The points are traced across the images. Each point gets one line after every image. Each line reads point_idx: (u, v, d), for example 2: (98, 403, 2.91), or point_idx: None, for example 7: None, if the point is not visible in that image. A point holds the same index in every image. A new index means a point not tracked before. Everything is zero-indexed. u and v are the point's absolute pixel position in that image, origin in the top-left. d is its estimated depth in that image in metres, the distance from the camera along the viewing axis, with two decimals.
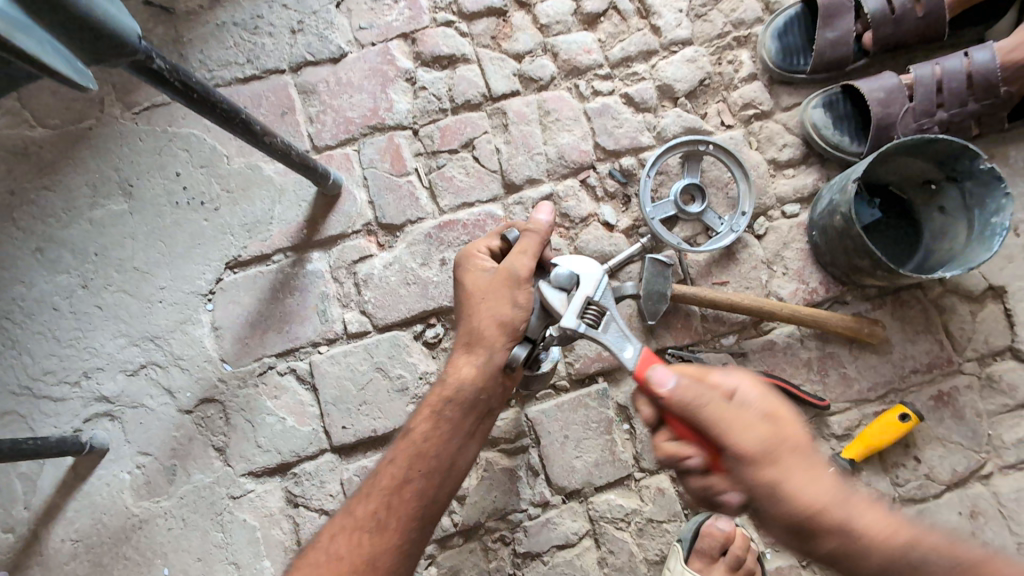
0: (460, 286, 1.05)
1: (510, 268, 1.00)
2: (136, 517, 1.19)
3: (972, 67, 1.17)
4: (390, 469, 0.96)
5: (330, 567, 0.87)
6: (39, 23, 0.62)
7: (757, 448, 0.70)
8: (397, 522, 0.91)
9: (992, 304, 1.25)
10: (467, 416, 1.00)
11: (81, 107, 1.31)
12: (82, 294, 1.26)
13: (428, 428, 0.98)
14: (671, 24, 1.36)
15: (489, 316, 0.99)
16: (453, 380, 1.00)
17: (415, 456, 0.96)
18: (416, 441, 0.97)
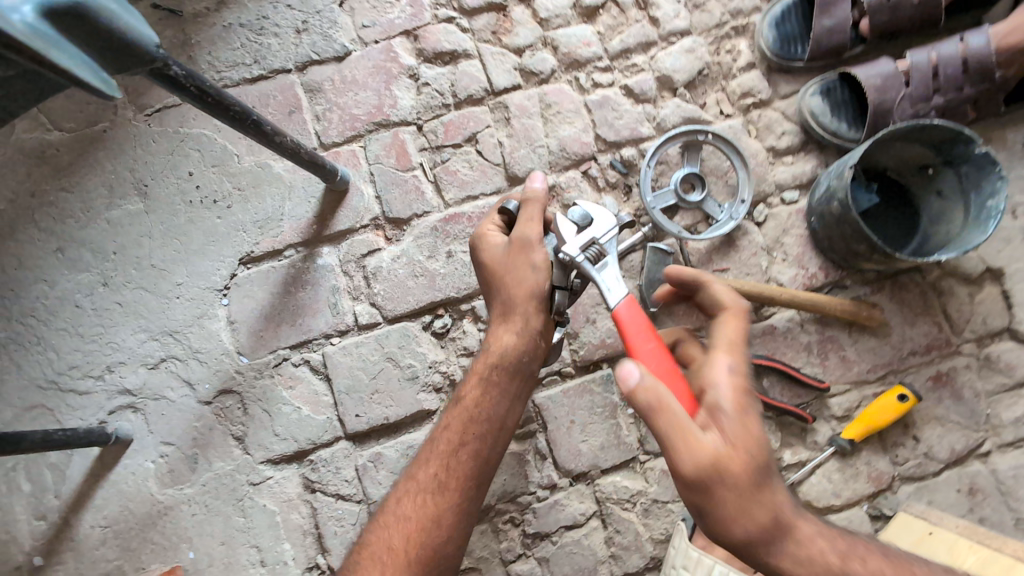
0: (480, 265, 1.07)
1: (524, 234, 1.03)
2: (162, 503, 1.25)
3: (967, 52, 1.19)
4: (447, 435, 1.03)
5: (400, 527, 0.97)
6: (69, 38, 0.66)
7: (694, 474, 0.79)
8: (457, 483, 0.99)
9: (989, 286, 1.27)
10: (514, 380, 1.04)
11: (96, 110, 1.35)
12: (102, 291, 1.31)
13: (478, 394, 1.04)
14: (669, 14, 1.38)
15: (517, 284, 1.02)
16: (495, 349, 1.04)
17: (469, 422, 1.02)
18: (468, 407, 1.03)
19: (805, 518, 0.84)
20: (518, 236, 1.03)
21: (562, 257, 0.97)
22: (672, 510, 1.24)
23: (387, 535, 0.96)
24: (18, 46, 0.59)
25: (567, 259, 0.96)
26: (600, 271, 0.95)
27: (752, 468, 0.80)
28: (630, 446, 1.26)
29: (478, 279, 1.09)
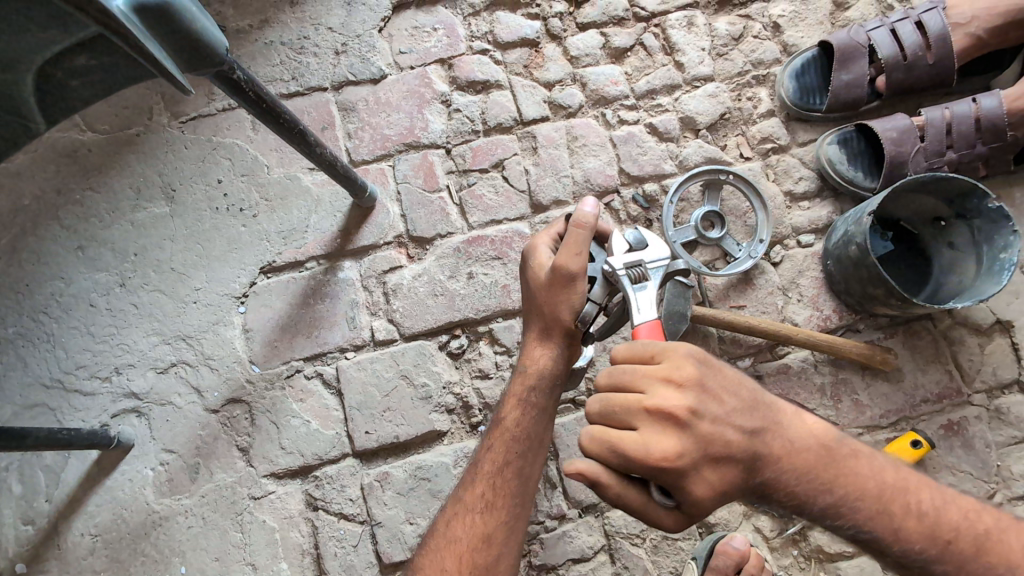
0: (525, 282, 1.07)
1: (564, 266, 0.97)
2: (158, 513, 1.21)
3: (980, 113, 1.25)
4: (491, 455, 1.01)
5: (450, 549, 0.94)
6: (154, 34, 0.70)
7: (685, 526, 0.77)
8: (504, 500, 0.97)
9: (999, 338, 1.29)
10: (551, 398, 1.04)
11: (131, 114, 1.37)
12: (119, 291, 1.30)
13: (518, 415, 1.03)
14: (694, 60, 1.44)
15: (552, 314, 1.01)
16: (532, 370, 1.05)
17: (511, 440, 1.01)
18: (510, 427, 1.02)
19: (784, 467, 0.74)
20: (558, 269, 0.98)
21: (605, 269, 0.97)
22: (683, 548, 1.22)
23: (439, 557, 0.94)
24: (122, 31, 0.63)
25: (609, 270, 0.96)
26: (638, 292, 0.93)
27: (727, 497, 0.74)
28: None
29: (523, 293, 1.10)
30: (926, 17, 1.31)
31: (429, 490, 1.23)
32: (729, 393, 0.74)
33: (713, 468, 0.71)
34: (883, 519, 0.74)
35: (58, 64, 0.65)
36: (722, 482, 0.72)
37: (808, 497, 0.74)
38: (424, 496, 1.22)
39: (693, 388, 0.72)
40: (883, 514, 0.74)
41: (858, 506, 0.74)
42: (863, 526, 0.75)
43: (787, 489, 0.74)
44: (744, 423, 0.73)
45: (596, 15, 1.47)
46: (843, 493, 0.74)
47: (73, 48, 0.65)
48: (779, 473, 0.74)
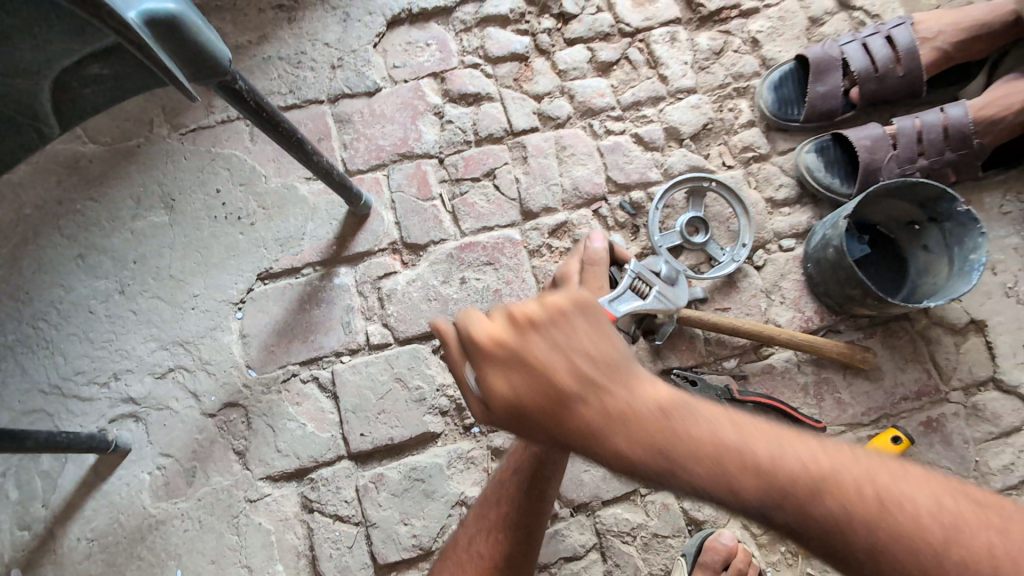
0: None
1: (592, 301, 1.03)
2: (154, 517, 1.22)
3: (947, 121, 1.31)
4: (516, 476, 1.08)
5: (471, 564, 1.00)
6: (164, 45, 0.74)
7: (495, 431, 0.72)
8: (524, 523, 1.03)
9: (974, 337, 1.33)
10: None
11: (132, 126, 1.41)
12: (118, 298, 1.32)
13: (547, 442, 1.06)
14: (677, 74, 1.50)
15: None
16: None
17: (534, 466, 1.06)
18: (535, 454, 1.07)
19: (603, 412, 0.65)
20: None
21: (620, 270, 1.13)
22: (673, 545, 1.24)
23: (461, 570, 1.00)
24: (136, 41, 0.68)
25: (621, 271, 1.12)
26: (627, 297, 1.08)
27: (530, 417, 0.68)
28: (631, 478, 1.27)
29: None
30: (895, 32, 1.38)
31: (423, 491, 1.25)
32: (580, 330, 0.70)
33: (531, 391, 0.67)
34: (717, 481, 0.61)
35: (72, 74, 0.69)
36: (539, 412, 0.67)
37: (628, 452, 0.64)
38: (418, 497, 1.24)
39: (547, 318, 0.70)
40: (727, 481, 0.61)
41: (689, 466, 0.62)
42: (700, 491, 0.62)
43: (611, 449, 0.64)
44: (581, 360, 0.68)
45: (583, 31, 1.53)
46: (680, 458, 0.62)
47: (86, 58, 0.69)
48: (602, 429, 0.65)
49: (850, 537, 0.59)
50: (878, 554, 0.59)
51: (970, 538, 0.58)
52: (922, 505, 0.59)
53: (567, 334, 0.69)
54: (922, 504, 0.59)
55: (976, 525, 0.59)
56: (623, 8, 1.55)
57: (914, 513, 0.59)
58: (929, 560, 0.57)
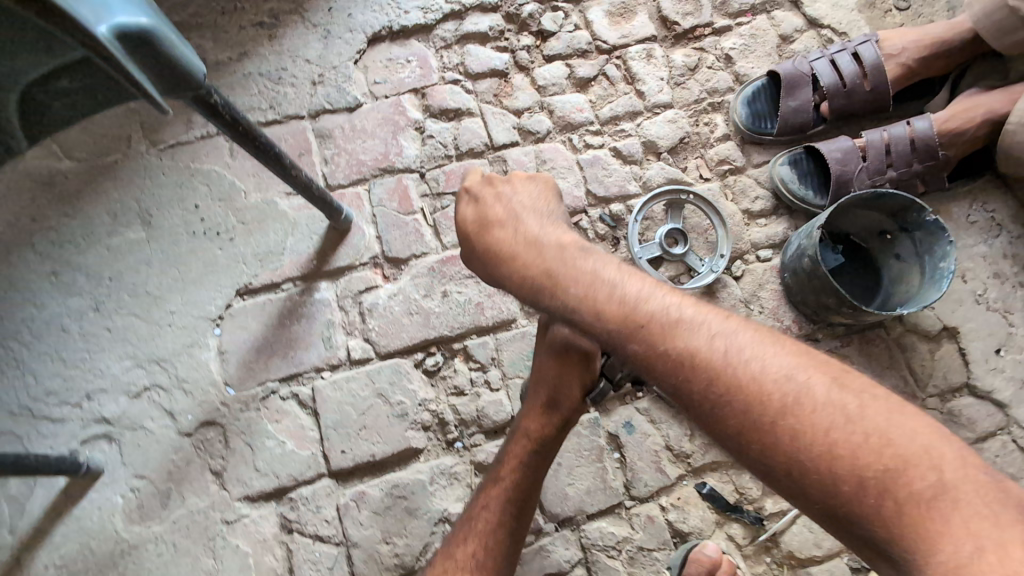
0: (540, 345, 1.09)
1: (577, 347, 1.03)
2: (126, 542, 1.18)
3: (914, 134, 1.35)
4: (485, 514, 1.04)
5: None
6: (133, 58, 0.74)
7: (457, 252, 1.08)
8: (493, 562, 1.01)
9: (948, 343, 1.36)
10: (549, 462, 1.08)
11: (109, 142, 1.40)
12: (92, 316, 1.30)
13: (516, 477, 1.05)
14: (654, 89, 1.53)
15: (564, 388, 1.05)
16: (535, 433, 1.07)
17: (506, 501, 1.04)
18: (506, 488, 1.05)
19: (519, 239, 0.96)
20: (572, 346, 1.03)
21: None
22: (658, 558, 1.23)
23: None
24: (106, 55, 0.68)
25: None
26: None
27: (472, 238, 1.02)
28: (616, 491, 1.27)
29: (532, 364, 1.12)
30: (861, 49, 1.42)
31: (406, 508, 1.23)
32: (530, 194, 1.03)
33: (478, 222, 1.03)
34: (586, 304, 0.86)
35: (40, 87, 0.69)
36: (481, 233, 1.01)
37: (525, 270, 0.93)
38: (400, 515, 1.22)
39: (506, 180, 1.05)
40: (597, 306, 0.85)
41: (567, 287, 0.88)
42: (574, 309, 0.87)
43: (513, 266, 0.95)
44: (521, 211, 1.00)
45: (561, 48, 1.56)
46: (569, 282, 0.88)
47: (55, 71, 0.69)
48: (519, 251, 0.96)
49: (697, 381, 0.76)
50: (715, 400, 0.75)
51: (806, 410, 0.71)
52: (778, 376, 0.74)
53: (519, 195, 1.03)
54: (775, 371, 0.74)
55: (819, 403, 0.71)
56: (600, 26, 1.58)
57: (771, 380, 0.73)
58: (762, 412, 0.72)
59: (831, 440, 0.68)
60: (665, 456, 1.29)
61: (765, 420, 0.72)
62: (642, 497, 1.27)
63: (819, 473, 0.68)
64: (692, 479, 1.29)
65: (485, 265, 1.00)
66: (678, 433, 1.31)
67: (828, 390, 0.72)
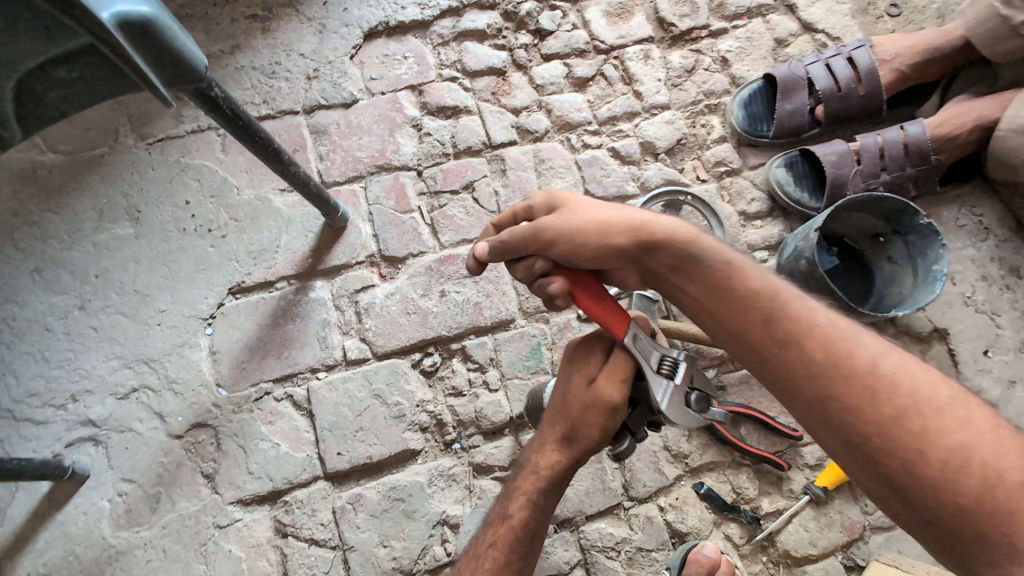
0: (564, 379, 1.03)
1: (604, 394, 0.94)
2: (114, 548, 1.14)
3: (907, 139, 1.37)
4: (492, 553, 0.97)
5: None
6: (137, 48, 0.72)
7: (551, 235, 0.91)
8: None
9: (938, 344, 1.38)
10: (556, 500, 1.02)
11: (95, 136, 1.36)
12: (77, 315, 1.25)
13: (525, 514, 0.99)
14: (651, 90, 1.54)
15: (583, 432, 0.97)
16: (543, 470, 1.00)
17: (514, 541, 0.98)
18: (515, 526, 0.99)
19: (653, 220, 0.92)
20: (597, 391, 0.95)
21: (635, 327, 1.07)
22: (657, 559, 1.23)
23: None
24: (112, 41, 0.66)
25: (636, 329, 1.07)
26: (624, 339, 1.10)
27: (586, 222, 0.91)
28: (614, 492, 1.27)
29: (555, 393, 1.05)
30: (856, 54, 1.44)
31: (403, 511, 1.21)
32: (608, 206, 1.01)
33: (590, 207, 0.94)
34: (737, 282, 0.84)
35: (38, 75, 0.66)
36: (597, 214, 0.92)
37: (676, 246, 0.88)
38: (398, 518, 1.20)
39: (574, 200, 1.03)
40: (750, 287, 0.83)
41: (719, 267, 0.86)
42: (723, 286, 0.85)
43: (659, 242, 0.89)
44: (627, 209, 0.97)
45: (559, 47, 1.55)
46: (722, 264, 0.86)
47: (55, 58, 0.67)
48: (662, 231, 0.90)
49: (842, 368, 0.74)
50: (863, 391, 0.73)
51: (936, 412, 0.70)
52: (928, 387, 0.72)
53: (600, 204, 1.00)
54: (914, 374, 0.73)
55: (949, 412, 0.70)
56: (598, 25, 1.58)
57: (911, 387, 0.72)
58: (899, 405, 0.71)
59: (959, 463, 0.66)
60: (663, 457, 1.30)
61: (903, 416, 0.70)
62: (641, 497, 1.27)
63: (955, 468, 0.66)
64: (690, 479, 1.29)
65: (610, 246, 0.89)
66: (676, 433, 1.31)
67: (983, 416, 0.70)
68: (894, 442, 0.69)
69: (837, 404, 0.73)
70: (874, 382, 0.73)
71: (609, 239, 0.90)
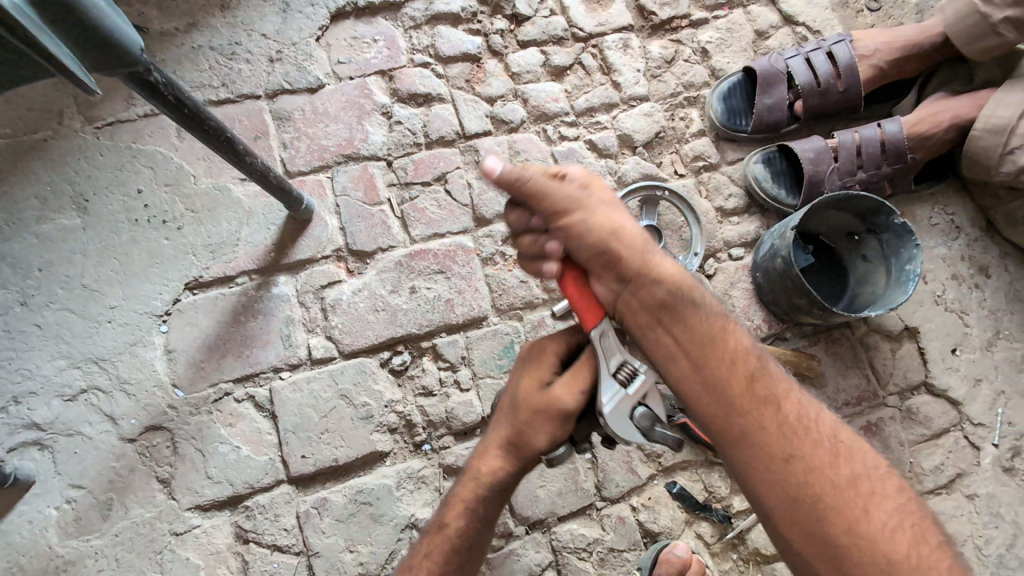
0: (516, 379, 0.99)
1: (559, 400, 0.92)
2: (62, 558, 1.09)
3: (884, 136, 1.36)
4: (428, 563, 0.96)
5: None
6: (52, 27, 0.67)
7: (567, 206, 0.90)
8: None
9: (908, 342, 1.39)
10: (496, 512, 0.99)
11: (37, 118, 1.26)
12: (19, 311, 1.18)
13: (462, 525, 0.97)
14: (630, 81, 1.50)
15: (529, 439, 0.94)
16: (483, 479, 0.97)
17: (451, 554, 0.97)
18: (452, 537, 0.97)
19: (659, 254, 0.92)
20: (553, 399, 0.92)
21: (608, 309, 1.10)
22: (628, 559, 1.22)
23: None
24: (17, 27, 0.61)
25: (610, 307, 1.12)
26: None
27: (606, 220, 0.90)
28: (587, 492, 1.25)
29: (505, 392, 1.02)
30: (835, 49, 1.42)
31: (370, 515, 1.17)
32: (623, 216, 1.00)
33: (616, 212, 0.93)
34: (730, 334, 0.86)
35: None
36: (621, 220, 0.91)
37: (677, 283, 0.89)
38: (365, 522, 1.17)
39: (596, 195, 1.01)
40: (741, 342, 0.86)
41: (715, 317, 0.87)
42: (717, 334, 0.86)
43: (662, 273, 0.89)
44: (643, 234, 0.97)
45: (536, 34, 1.49)
46: (718, 316, 0.88)
47: None
48: (668, 272, 0.90)
49: (811, 429, 0.79)
50: (826, 452, 0.77)
51: (881, 484, 0.77)
52: (873, 460, 0.79)
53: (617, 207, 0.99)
54: (865, 449, 0.80)
55: (891, 488, 0.77)
56: (576, 12, 1.53)
57: (859, 458, 0.78)
58: (854, 473, 0.76)
59: (897, 531, 0.72)
60: (636, 457, 1.28)
61: (857, 484, 0.76)
62: (613, 498, 1.25)
63: (894, 536, 0.72)
64: (662, 478, 1.28)
65: (617, 252, 0.89)
66: None
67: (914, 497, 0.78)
68: (843, 505, 0.74)
69: (802, 464, 0.76)
70: (831, 448, 0.78)
71: (615, 244, 0.89)
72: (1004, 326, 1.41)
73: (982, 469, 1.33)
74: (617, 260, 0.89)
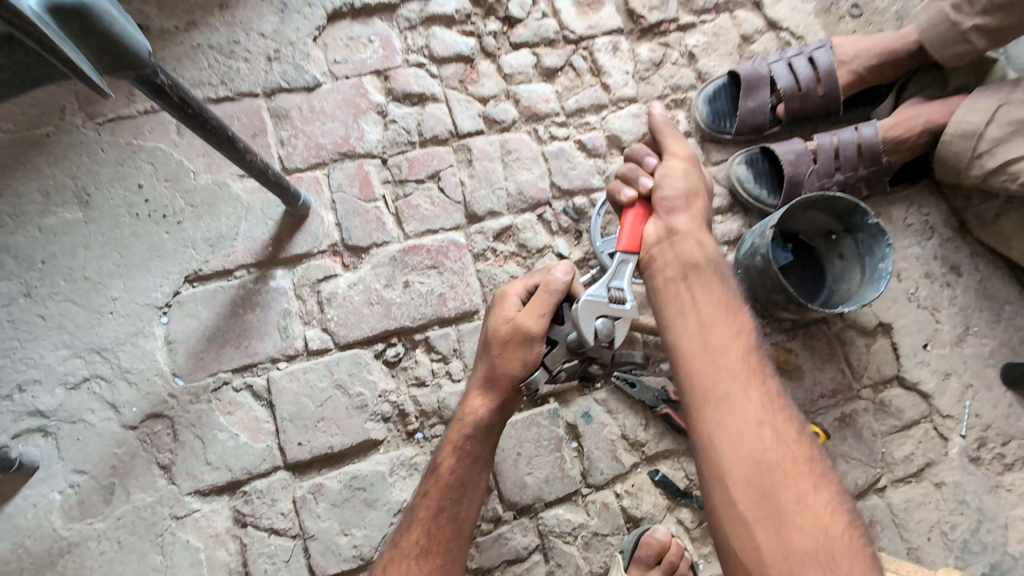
0: (486, 326, 1.17)
1: (524, 326, 1.09)
2: (65, 540, 1.13)
3: (861, 139, 1.42)
4: (425, 503, 1.09)
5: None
6: (69, 34, 0.71)
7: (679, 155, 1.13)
8: (439, 547, 1.06)
9: (881, 338, 1.45)
10: (484, 447, 1.13)
11: (39, 113, 1.29)
12: (23, 302, 1.21)
13: (453, 463, 1.11)
14: (619, 82, 1.54)
15: (503, 369, 1.11)
16: (469, 418, 1.13)
17: (445, 488, 1.10)
18: (443, 474, 1.11)
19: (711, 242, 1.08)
20: (519, 327, 1.09)
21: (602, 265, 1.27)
22: (612, 543, 1.28)
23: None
24: (37, 35, 0.65)
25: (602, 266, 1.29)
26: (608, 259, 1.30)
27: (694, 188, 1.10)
28: (572, 479, 1.30)
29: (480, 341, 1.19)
30: (816, 55, 1.47)
31: (365, 500, 1.22)
32: None
33: None
34: (736, 314, 1.00)
35: None
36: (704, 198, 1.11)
37: (708, 263, 1.04)
38: (360, 507, 1.22)
39: None
40: (743, 324, 0.99)
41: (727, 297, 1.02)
42: (726, 310, 0.99)
43: (708, 248, 1.06)
44: None
45: (528, 35, 1.53)
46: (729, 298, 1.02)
47: None
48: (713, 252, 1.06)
49: (783, 409, 0.91)
50: (790, 429, 0.89)
51: (830, 472, 0.88)
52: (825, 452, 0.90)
53: None
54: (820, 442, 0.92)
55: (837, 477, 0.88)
56: (568, 15, 1.57)
57: (818, 450, 0.89)
58: (809, 453, 0.88)
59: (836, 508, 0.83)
60: (621, 445, 1.33)
61: (810, 463, 0.87)
62: (598, 485, 1.31)
63: (832, 511, 0.83)
64: (646, 466, 1.34)
65: (684, 207, 1.08)
66: (633, 422, 1.35)
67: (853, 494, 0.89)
68: (794, 478, 0.85)
69: (770, 432, 0.88)
70: (798, 433, 0.89)
71: (684, 204, 1.08)
72: (973, 323, 1.47)
73: (950, 458, 1.40)
74: (683, 214, 1.07)
